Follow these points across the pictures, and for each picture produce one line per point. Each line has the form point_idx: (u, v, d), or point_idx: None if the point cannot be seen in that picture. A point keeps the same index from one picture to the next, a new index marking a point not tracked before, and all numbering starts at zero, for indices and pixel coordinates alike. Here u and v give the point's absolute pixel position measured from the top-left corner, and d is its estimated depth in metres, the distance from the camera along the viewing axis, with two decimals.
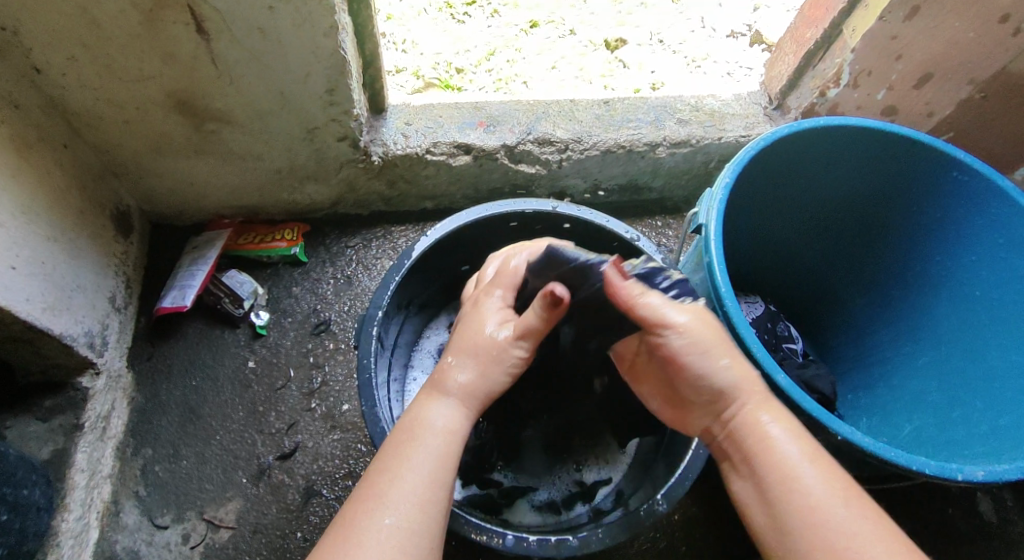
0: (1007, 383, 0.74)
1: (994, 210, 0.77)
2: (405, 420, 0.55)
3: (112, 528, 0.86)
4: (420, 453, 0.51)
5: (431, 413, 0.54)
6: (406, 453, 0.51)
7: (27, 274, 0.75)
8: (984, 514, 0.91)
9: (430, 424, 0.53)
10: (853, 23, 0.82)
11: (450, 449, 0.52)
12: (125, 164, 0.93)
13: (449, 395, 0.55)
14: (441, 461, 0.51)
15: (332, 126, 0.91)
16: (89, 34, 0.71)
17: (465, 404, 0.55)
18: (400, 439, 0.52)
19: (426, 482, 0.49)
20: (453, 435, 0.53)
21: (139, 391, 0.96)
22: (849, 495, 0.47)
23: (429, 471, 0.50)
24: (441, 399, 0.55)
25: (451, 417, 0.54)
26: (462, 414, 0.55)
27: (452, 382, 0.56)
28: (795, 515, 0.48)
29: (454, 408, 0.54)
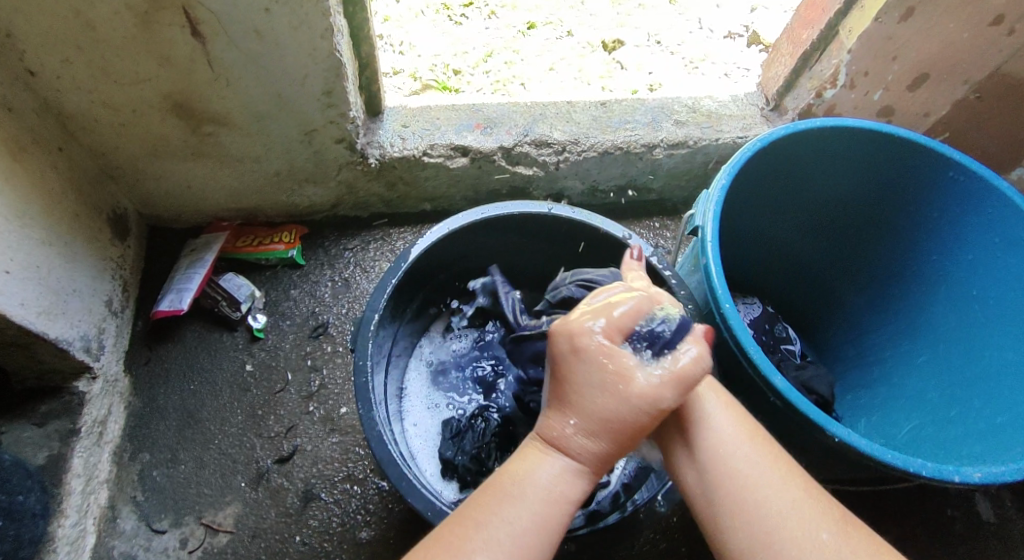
0: (1005, 382, 0.74)
1: (990, 210, 0.77)
2: (513, 466, 0.52)
3: (109, 533, 0.86)
4: (522, 512, 0.49)
5: (535, 468, 0.51)
6: (506, 509, 0.49)
7: (22, 278, 0.75)
8: (984, 515, 0.91)
9: (537, 480, 0.51)
10: (849, 24, 0.83)
11: (551, 515, 0.50)
12: (122, 167, 0.93)
13: (561, 453, 0.52)
14: (538, 525, 0.49)
15: (329, 128, 0.91)
16: (84, 37, 0.71)
17: (584, 474, 0.52)
18: (501, 493, 0.50)
19: (516, 553, 0.48)
20: (571, 501, 0.51)
21: (136, 395, 0.95)
22: (788, 478, 0.54)
23: (523, 531, 0.48)
24: (551, 458, 0.51)
25: (570, 480, 0.51)
26: (583, 483, 0.52)
27: (570, 442, 0.51)
28: (750, 502, 0.53)
29: (573, 474, 0.51)
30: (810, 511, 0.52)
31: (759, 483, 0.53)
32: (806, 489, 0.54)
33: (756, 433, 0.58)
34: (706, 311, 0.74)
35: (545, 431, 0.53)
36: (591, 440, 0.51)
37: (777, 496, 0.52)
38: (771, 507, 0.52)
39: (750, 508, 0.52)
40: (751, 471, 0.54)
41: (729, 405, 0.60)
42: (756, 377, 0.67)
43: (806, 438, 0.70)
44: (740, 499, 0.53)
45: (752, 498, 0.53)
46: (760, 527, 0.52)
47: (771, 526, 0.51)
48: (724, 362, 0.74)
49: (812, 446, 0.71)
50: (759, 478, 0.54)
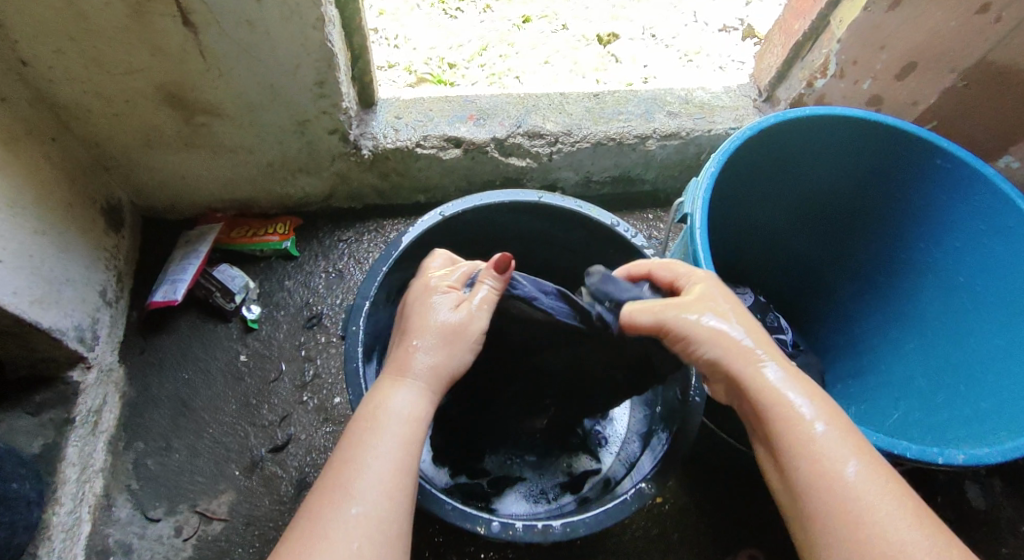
0: (991, 367, 0.75)
1: (978, 198, 0.77)
2: (366, 407, 0.55)
3: (104, 521, 0.87)
4: (383, 438, 0.52)
5: (391, 398, 0.55)
6: (367, 440, 0.52)
7: (14, 267, 0.76)
8: (974, 502, 0.92)
9: (388, 409, 0.54)
10: (839, 14, 0.84)
11: (410, 432, 0.54)
12: (116, 158, 0.93)
13: (411, 381, 0.56)
14: (401, 447, 0.53)
15: (322, 119, 0.91)
16: (75, 28, 0.71)
17: (426, 390, 0.56)
18: (365, 425, 0.53)
19: (388, 471, 0.51)
20: (418, 420, 0.55)
21: (131, 385, 0.96)
22: (890, 486, 0.49)
23: (391, 457, 0.51)
24: (403, 385, 0.56)
25: (416, 401, 0.55)
26: (425, 400, 0.56)
27: (413, 365, 0.57)
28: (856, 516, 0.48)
29: (418, 392, 0.56)
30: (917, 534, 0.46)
31: (865, 494, 0.48)
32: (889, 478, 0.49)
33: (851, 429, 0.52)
34: None
35: (401, 362, 0.57)
36: (428, 353, 0.57)
37: (872, 496, 0.48)
38: (878, 528, 0.47)
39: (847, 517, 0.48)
40: (834, 460, 0.50)
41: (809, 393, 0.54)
42: None
43: None
44: (840, 503, 0.48)
45: (832, 490, 0.49)
46: (840, 522, 0.48)
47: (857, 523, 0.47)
48: None
49: None
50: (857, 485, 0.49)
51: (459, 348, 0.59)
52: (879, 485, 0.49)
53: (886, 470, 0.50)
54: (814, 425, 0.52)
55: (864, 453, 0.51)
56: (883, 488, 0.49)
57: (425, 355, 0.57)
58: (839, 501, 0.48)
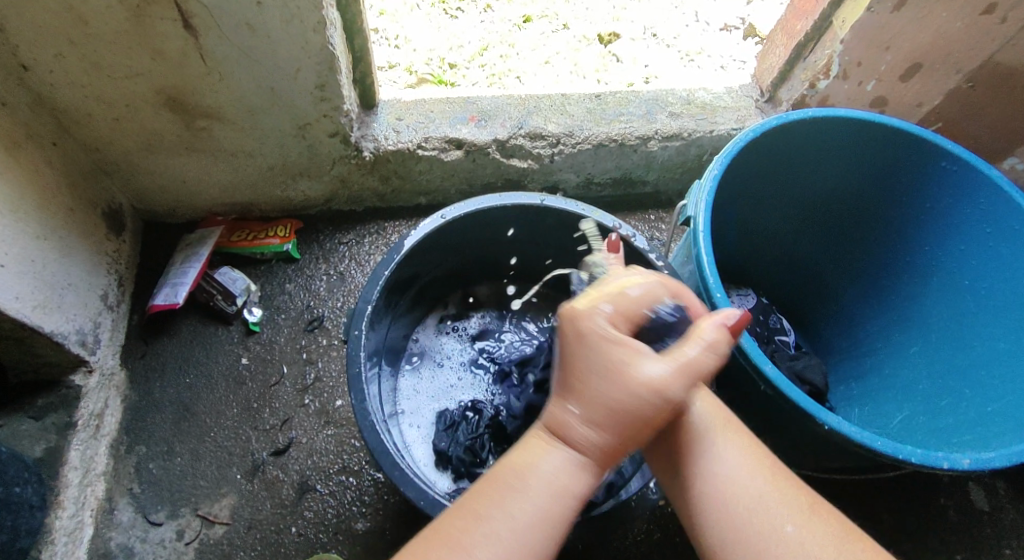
0: (996, 371, 0.75)
1: (982, 200, 0.77)
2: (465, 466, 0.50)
3: (106, 525, 0.87)
4: (530, 504, 0.47)
5: (540, 459, 0.49)
6: (507, 499, 0.47)
7: (17, 271, 0.75)
8: (976, 504, 0.91)
9: (541, 472, 0.48)
10: (843, 15, 0.83)
11: (557, 510, 0.47)
12: (116, 162, 0.93)
13: (567, 446, 0.49)
14: (553, 516, 0.47)
15: (323, 122, 0.91)
16: (75, 31, 0.71)
17: (588, 466, 0.49)
18: (509, 482, 0.48)
19: (517, 550, 0.45)
20: (575, 496, 0.48)
21: (132, 388, 0.96)
22: (755, 468, 0.52)
23: (528, 523, 0.46)
24: (558, 450, 0.49)
25: (570, 470, 0.48)
26: (586, 476, 0.49)
27: (574, 434, 0.49)
28: (717, 499, 0.51)
29: (575, 464, 0.49)
30: (770, 505, 0.49)
31: (725, 478, 0.51)
32: (759, 464, 0.52)
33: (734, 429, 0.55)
34: None
35: (554, 424, 0.50)
36: (593, 431, 0.48)
37: (745, 488, 0.50)
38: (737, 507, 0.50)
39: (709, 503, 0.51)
40: (698, 445, 0.54)
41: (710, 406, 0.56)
42: (747, 366, 0.67)
43: (796, 427, 0.70)
44: (705, 492, 0.51)
45: (693, 471, 0.53)
46: (705, 500, 0.51)
47: (711, 499, 0.51)
48: None
49: (803, 435, 0.71)
50: (720, 470, 0.52)
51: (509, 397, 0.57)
52: (740, 468, 0.52)
53: (765, 471, 0.52)
54: (698, 425, 0.54)
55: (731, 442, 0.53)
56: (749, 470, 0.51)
57: (656, 365, 0.49)
58: (702, 489, 0.52)
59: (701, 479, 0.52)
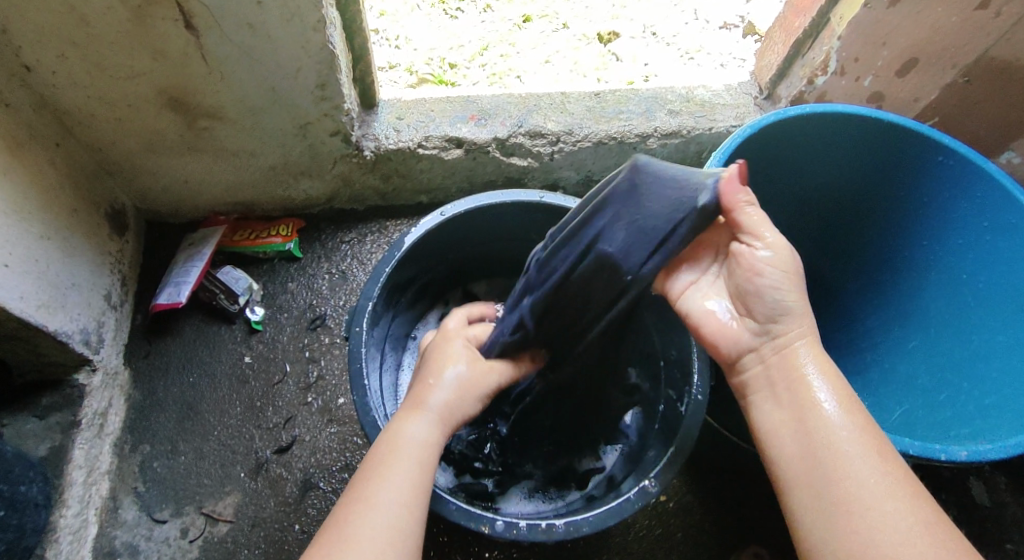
0: (994, 363, 0.75)
1: (979, 194, 0.77)
2: (384, 435, 0.57)
3: (111, 523, 0.87)
4: (403, 467, 0.54)
5: (411, 424, 0.57)
6: (388, 466, 0.53)
7: (21, 271, 0.76)
8: (978, 498, 0.92)
9: (407, 437, 0.56)
10: (840, 11, 0.84)
11: (426, 458, 0.55)
12: (119, 162, 0.94)
13: (425, 414, 0.58)
14: (416, 472, 0.54)
15: (323, 121, 0.92)
16: (78, 33, 0.71)
17: (439, 421, 0.58)
18: (383, 452, 0.55)
19: (403, 503, 0.51)
20: (432, 447, 0.56)
21: (136, 388, 0.96)
22: (882, 452, 0.49)
23: (409, 483, 0.53)
24: (421, 417, 0.58)
25: (431, 429, 0.57)
26: (440, 429, 0.58)
27: (428, 400, 0.59)
28: (852, 477, 0.48)
29: (433, 427, 0.57)
30: (906, 501, 0.47)
31: (853, 455, 0.49)
32: (894, 464, 0.49)
33: (857, 401, 0.53)
34: None
35: (417, 395, 0.60)
36: (446, 393, 0.60)
37: (883, 483, 0.48)
38: (872, 490, 0.47)
39: (840, 478, 0.48)
40: (832, 434, 0.50)
41: (833, 377, 0.53)
42: None
43: None
44: (833, 463, 0.49)
45: (833, 460, 0.49)
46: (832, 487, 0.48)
47: (844, 494, 0.48)
48: None
49: None
50: (854, 444, 0.49)
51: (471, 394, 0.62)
52: (874, 467, 0.48)
53: (899, 469, 0.49)
54: (837, 411, 0.51)
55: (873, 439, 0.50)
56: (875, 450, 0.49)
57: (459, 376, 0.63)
58: (821, 455, 0.50)
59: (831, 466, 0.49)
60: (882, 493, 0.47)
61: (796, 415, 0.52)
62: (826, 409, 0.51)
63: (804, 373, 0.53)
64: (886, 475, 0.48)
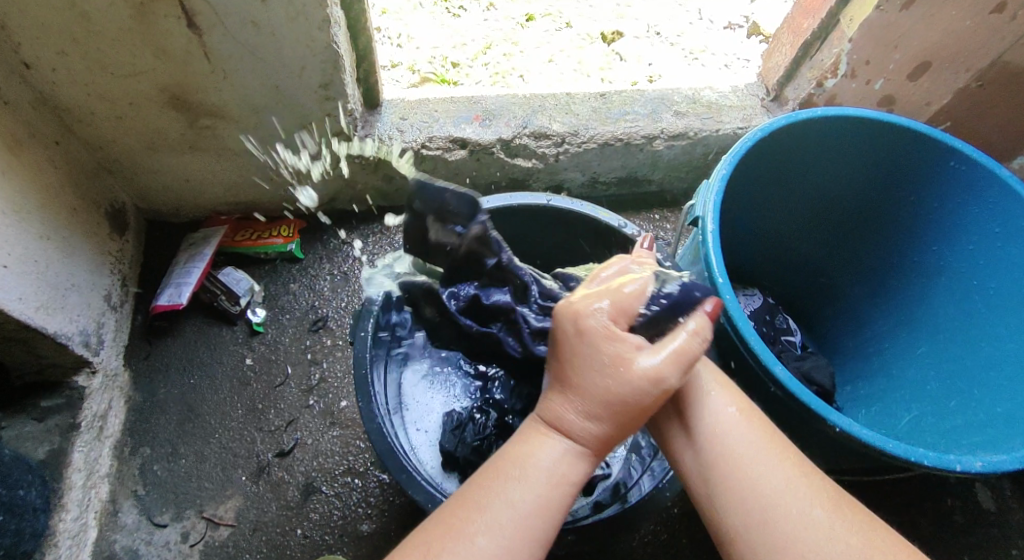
0: (1004, 370, 0.74)
1: (992, 199, 0.76)
2: (514, 447, 0.53)
3: (110, 527, 0.86)
4: (527, 496, 0.50)
5: (539, 450, 0.52)
6: (508, 489, 0.50)
7: (20, 272, 0.75)
8: (983, 504, 0.91)
9: (535, 464, 0.51)
10: (850, 13, 0.82)
11: (552, 496, 0.51)
12: (119, 161, 0.92)
13: (564, 436, 0.53)
14: (541, 510, 0.50)
15: (327, 121, 0.91)
16: (79, 31, 0.70)
17: (580, 452, 0.53)
18: (508, 466, 0.52)
19: (519, 527, 0.48)
20: (561, 485, 0.51)
21: (136, 389, 0.95)
22: (793, 467, 0.54)
23: (528, 515, 0.49)
24: (555, 440, 0.53)
25: (568, 461, 0.52)
26: (579, 462, 0.53)
27: (573, 426, 0.53)
28: (772, 494, 0.52)
29: (569, 453, 0.52)
30: (805, 498, 0.52)
31: (777, 480, 0.53)
32: (799, 468, 0.55)
33: (761, 420, 0.59)
34: None
35: (549, 410, 0.54)
36: (573, 424, 0.53)
37: (786, 494, 0.52)
38: (784, 504, 0.52)
39: (768, 514, 0.51)
40: (766, 469, 0.54)
41: (728, 392, 0.60)
42: (756, 366, 0.66)
43: (806, 428, 0.69)
44: (764, 510, 0.52)
45: (751, 494, 0.53)
46: (740, 494, 0.53)
47: (762, 502, 0.52)
48: (724, 355, 0.74)
49: (812, 436, 0.71)
50: (778, 467, 0.54)
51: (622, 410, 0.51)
52: (787, 474, 0.54)
53: (805, 477, 0.54)
54: (743, 441, 0.56)
55: (775, 449, 0.55)
56: (786, 463, 0.55)
57: (649, 358, 0.52)
58: (756, 489, 0.53)
59: (745, 488, 0.53)
60: (799, 508, 0.51)
61: (709, 455, 0.56)
62: (744, 446, 0.56)
63: (721, 416, 0.58)
64: (804, 482, 0.53)
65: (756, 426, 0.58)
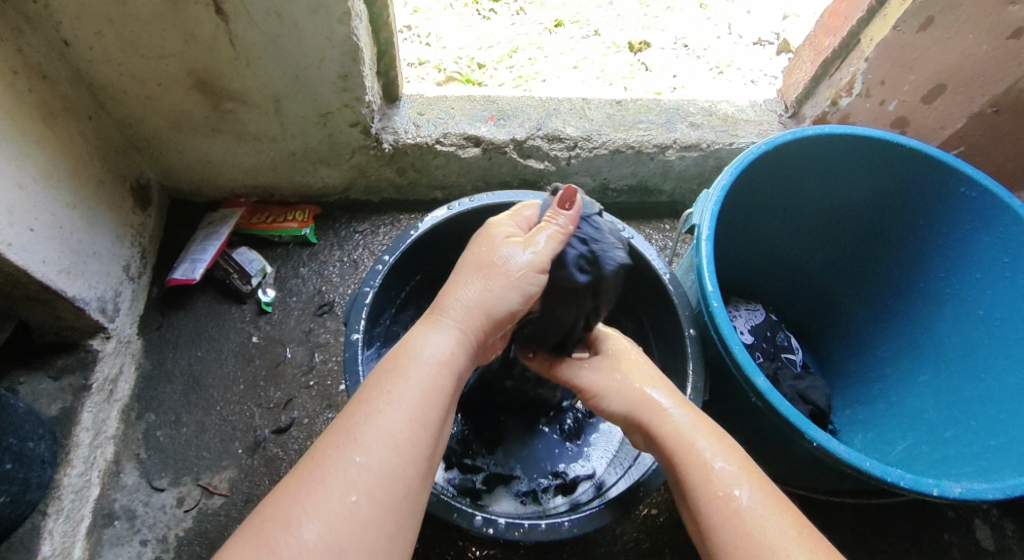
0: (1004, 405, 0.73)
1: (1001, 228, 0.75)
2: (396, 350, 0.54)
3: (111, 486, 0.90)
4: (408, 386, 0.50)
5: (424, 343, 0.53)
6: (391, 384, 0.50)
7: (45, 236, 0.79)
8: (979, 541, 0.89)
9: (419, 356, 0.52)
10: (871, 32, 0.83)
11: (435, 383, 0.51)
12: (147, 139, 0.97)
13: (451, 322, 0.55)
14: (425, 394, 0.50)
15: (345, 112, 0.94)
16: (114, 11, 0.74)
17: (458, 334, 0.55)
18: (389, 369, 0.51)
19: (406, 423, 0.48)
20: (446, 366, 0.53)
21: (147, 358, 0.99)
22: (759, 486, 0.53)
23: (416, 405, 0.49)
24: (437, 329, 0.54)
25: (448, 348, 0.54)
26: (456, 346, 0.54)
27: (447, 310, 0.55)
28: (725, 500, 0.52)
29: (449, 338, 0.54)
30: (772, 518, 0.50)
31: (724, 489, 0.53)
32: (772, 497, 0.52)
33: (728, 441, 0.58)
34: (698, 312, 0.74)
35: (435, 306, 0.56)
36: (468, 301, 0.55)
37: (754, 510, 0.51)
38: (736, 511, 0.51)
39: (718, 511, 0.52)
40: (725, 492, 0.52)
41: (687, 410, 0.61)
42: (739, 376, 0.66)
43: (789, 442, 0.69)
44: (719, 515, 0.51)
45: (708, 502, 0.53)
46: (714, 524, 0.51)
47: (726, 519, 0.51)
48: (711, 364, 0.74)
49: (797, 452, 0.70)
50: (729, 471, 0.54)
51: (504, 285, 0.56)
52: (755, 495, 0.52)
53: (772, 493, 0.52)
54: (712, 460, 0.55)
55: (783, 515, 0.51)
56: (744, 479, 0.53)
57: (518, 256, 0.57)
58: (695, 490, 0.54)
59: (724, 516, 0.51)
60: (754, 518, 0.50)
61: (674, 472, 0.57)
62: (702, 458, 0.56)
63: (671, 427, 0.60)
64: (778, 510, 0.51)
65: (756, 480, 0.53)
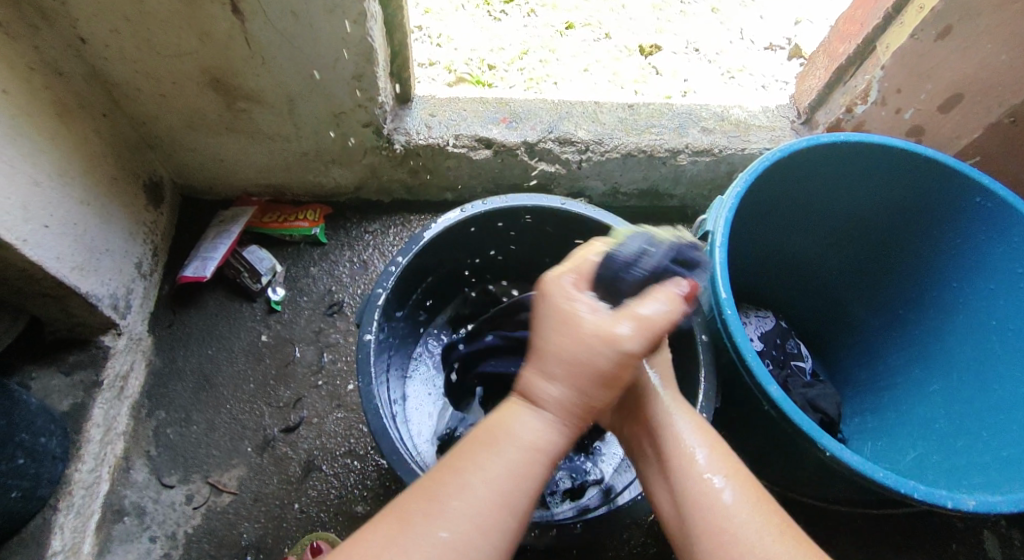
0: (1018, 416, 0.72)
1: (1016, 238, 0.74)
2: (488, 424, 0.50)
3: (121, 482, 0.90)
4: (500, 461, 0.47)
5: (515, 421, 0.49)
6: (480, 455, 0.48)
7: (59, 232, 0.80)
8: (988, 551, 0.88)
9: (513, 435, 0.49)
10: (887, 40, 0.81)
11: (524, 464, 0.48)
12: (160, 137, 0.97)
13: (538, 408, 0.50)
14: (523, 472, 0.48)
15: (357, 112, 0.94)
16: (132, 10, 0.74)
17: (557, 416, 0.49)
18: (481, 441, 0.49)
19: (496, 493, 0.46)
20: (540, 453, 0.49)
21: (157, 355, 1.00)
22: (752, 492, 0.50)
23: (505, 479, 0.47)
24: (531, 410, 0.50)
25: (541, 430, 0.49)
26: (556, 429, 0.49)
27: (545, 391, 0.50)
28: (710, 498, 0.50)
29: (546, 419, 0.49)
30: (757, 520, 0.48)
31: (711, 492, 0.50)
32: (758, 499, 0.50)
33: (718, 440, 0.56)
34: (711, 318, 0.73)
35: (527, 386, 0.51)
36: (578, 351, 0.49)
37: (737, 510, 0.49)
38: (726, 513, 0.48)
39: (704, 514, 0.49)
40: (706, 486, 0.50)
41: (683, 407, 0.58)
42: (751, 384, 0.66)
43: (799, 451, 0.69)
44: (702, 516, 0.49)
45: (693, 497, 0.50)
46: (695, 521, 0.49)
47: (709, 523, 0.49)
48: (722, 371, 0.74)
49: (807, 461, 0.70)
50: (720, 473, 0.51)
51: (598, 383, 0.49)
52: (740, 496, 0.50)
53: (752, 487, 0.51)
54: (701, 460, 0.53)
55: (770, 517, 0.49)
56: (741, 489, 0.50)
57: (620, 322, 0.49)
58: (682, 485, 0.51)
59: (707, 517, 0.49)
60: (740, 519, 0.48)
61: (661, 465, 0.55)
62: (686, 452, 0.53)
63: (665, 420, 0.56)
64: (764, 512, 0.49)
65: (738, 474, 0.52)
